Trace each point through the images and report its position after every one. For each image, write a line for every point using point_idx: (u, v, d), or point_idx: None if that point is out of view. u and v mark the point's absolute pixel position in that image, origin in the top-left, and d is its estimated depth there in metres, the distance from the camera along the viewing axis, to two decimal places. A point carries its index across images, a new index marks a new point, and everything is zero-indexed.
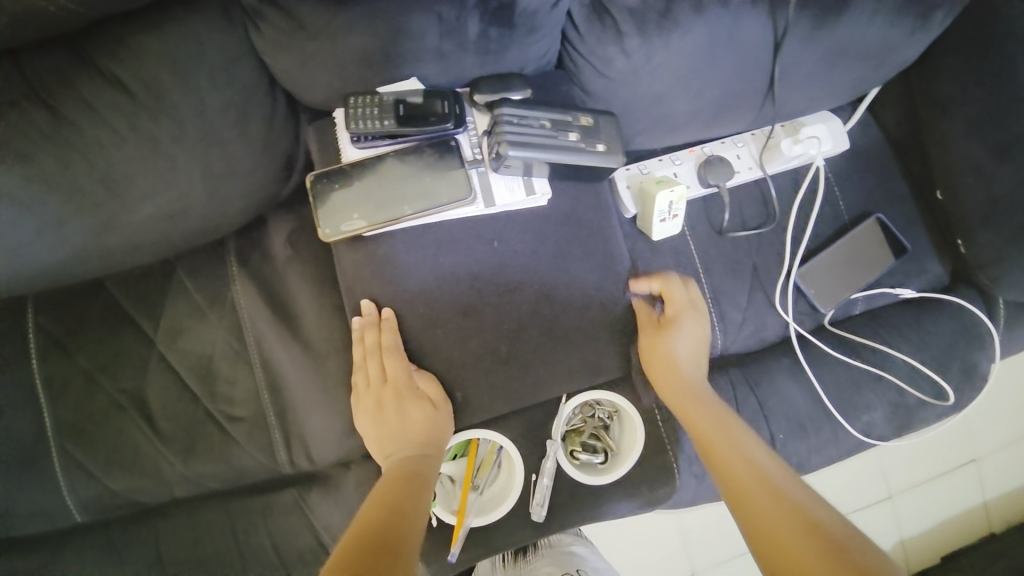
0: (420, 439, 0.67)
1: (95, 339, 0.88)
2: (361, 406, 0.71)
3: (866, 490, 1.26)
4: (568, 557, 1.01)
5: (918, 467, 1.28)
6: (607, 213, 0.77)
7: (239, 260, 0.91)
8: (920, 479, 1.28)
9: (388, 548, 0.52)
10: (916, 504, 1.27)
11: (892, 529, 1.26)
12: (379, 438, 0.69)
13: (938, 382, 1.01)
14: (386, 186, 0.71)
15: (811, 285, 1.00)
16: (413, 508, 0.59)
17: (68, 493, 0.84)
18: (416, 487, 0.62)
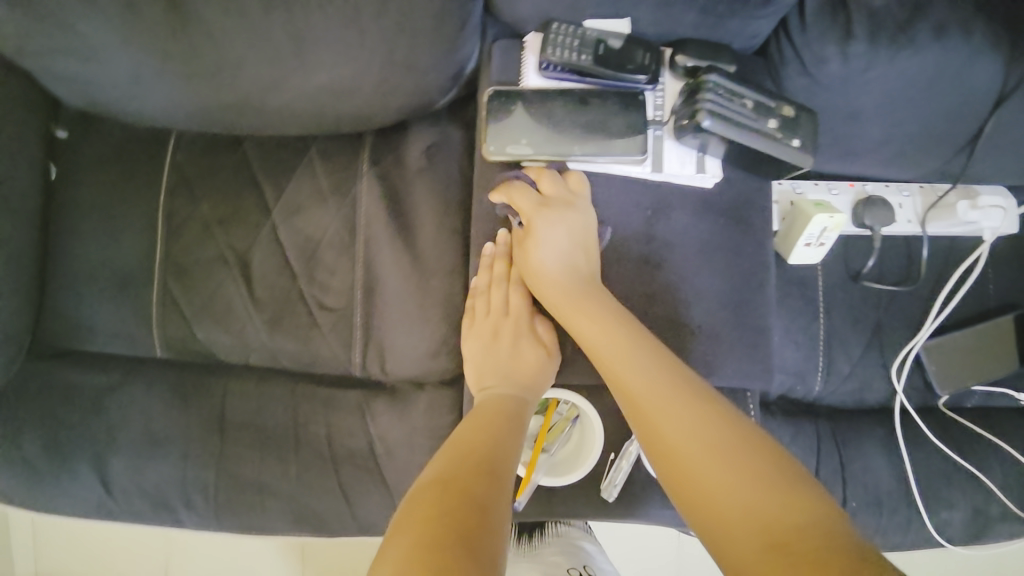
0: (525, 382, 0.67)
1: (221, 191, 0.89)
2: (473, 334, 0.72)
3: None
4: (575, 552, 0.97)
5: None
6: (768, 217, 0.73)
7: (373, 158, 0.90)
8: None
9: (488, 477, 0.53)
10: None
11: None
12: (480, 370, 0.70)
13: None
14: (561, 122, 0.68)
15: (934, 362, 0.93)
16: (510, 444, 0.59)
17: (156, 326, 0.87)
18: (515, 426, 0.62)
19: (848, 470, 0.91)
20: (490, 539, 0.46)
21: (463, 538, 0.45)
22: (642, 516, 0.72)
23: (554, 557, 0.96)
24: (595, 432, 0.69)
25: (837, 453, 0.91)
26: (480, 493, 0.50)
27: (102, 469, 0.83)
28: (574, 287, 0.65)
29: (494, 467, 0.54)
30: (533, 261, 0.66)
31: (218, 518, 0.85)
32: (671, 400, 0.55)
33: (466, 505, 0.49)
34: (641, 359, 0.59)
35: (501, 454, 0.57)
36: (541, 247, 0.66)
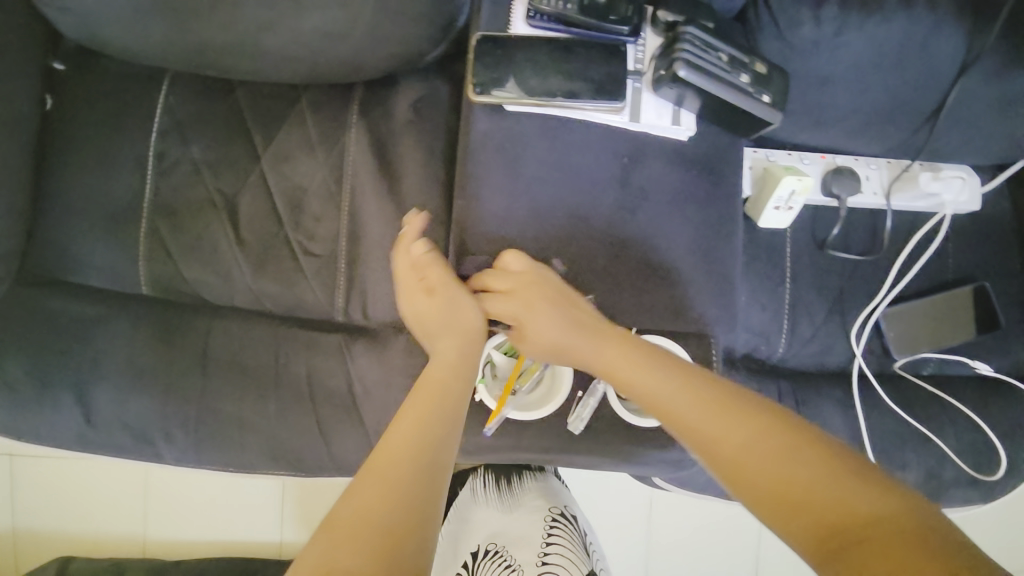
0: (516, 284, 0.67)
1: (211, 136, 0.91)
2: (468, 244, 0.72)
3: None
4: (554, 494, 1.08)
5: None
6: (736, 174, 0.77)
7: (362, 110, 0.93)
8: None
9: (440, 397, 0.59)
10: None
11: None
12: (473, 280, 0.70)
13: (983, 465, 0.98)
14: (544, 69, 0.70)
15: (892, 328, 0.98)
16: (465, 366, 0.63)
17: (142, 264, 0.88)
18: (473, 347, 0.65)
19: None
20: (438, 454, 0.54)
21: (414, 457, 0.52)
22: (607, 453, 0.76)
23: (536, 502, 1.06)
24: (565, 371, 0.73)
25: (797, 411, 0.96)
26: (431, 413, 0.57)
27: (83, 400, 0.84)
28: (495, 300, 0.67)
29: (451, 385, 0.60)
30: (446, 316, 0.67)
31: (198, 452, 0.87)
32: (744, 429, 0.54)
33: (419, 425, 0.55)
34: (549, 323, 0.66)
35: (457, 375, 0.62)
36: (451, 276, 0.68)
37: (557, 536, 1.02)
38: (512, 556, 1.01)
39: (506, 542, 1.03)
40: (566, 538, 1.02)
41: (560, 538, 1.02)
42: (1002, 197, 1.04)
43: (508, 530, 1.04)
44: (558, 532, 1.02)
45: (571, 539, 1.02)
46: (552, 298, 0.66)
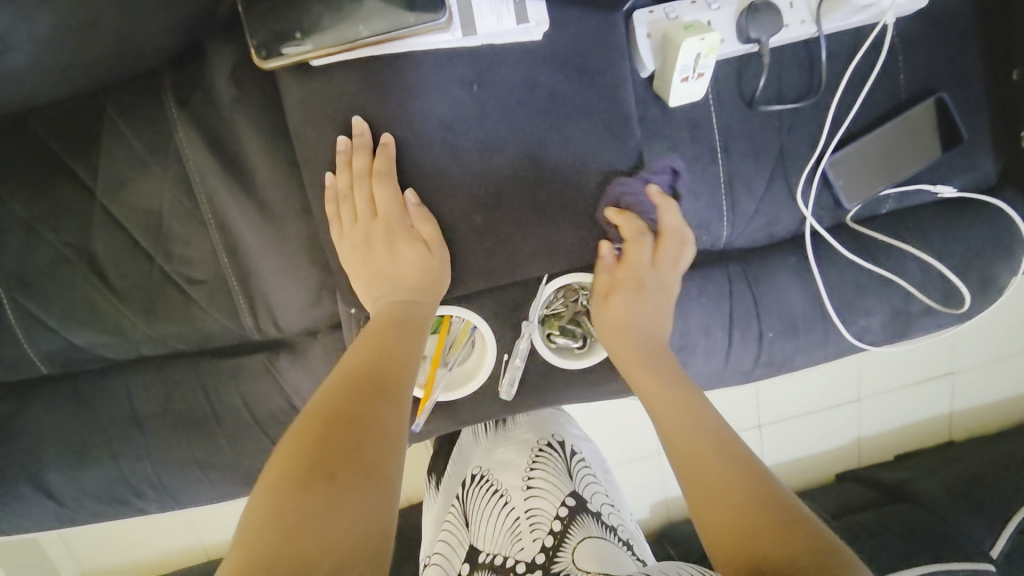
0: (428, 285, 0.62)
1: (26, 184, 0.78)
2: (346, 248, 0.62)
3: (836, 392, 1.27)
4: (544, 424, 1.01)
5: (895, 371, 1.27)
6: (615, 62, 0.63)
7: (179, 100, 0.76)
8: (891, 387, 1.28)
9: (411, 337, 0.59)
10: (883, 408, 1.30)
11: (853, 430, 1.30)
12: (368, 283, 0.62)
13: (951, 290, 0.94)
14: (335, 0, 0.55)
15: (841, 175, 0.88)
16: (428, 306, 0.62)
17: (27, 345, 0.82)
18: (436, 294, 0.63)
19: (763, 305, 0.92)
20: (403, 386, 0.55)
21: (381, 381, 0.53)
22: (551, 404, 0.74)
23: (522, 434, 0.98)
24: (489, 339, 0.68)
25: (751, 292, 0.91)
26: (399, 351, 0.57)
27: (39, 486, 0.84)
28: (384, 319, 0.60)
29: (414, 327, 0.60)
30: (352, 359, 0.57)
31: (173, 500, 0.88)
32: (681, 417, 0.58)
33: (385, 358, 0.56)
34: (420, 309, 0.62)
35: (424, 317, 0.62)
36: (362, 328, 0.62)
37: (542, 464, 0.92)
38: (499, 479, 0.91)
39: (493, 468, 0.94)
40: (551, 466, 0.92)
41: (546, 466, 0.92)
42: None
43: (493, 456, 0.95)
44: (543, 461, 0.93)
45: (557, 467, 0.92)
46: (415, 281, 0.62)
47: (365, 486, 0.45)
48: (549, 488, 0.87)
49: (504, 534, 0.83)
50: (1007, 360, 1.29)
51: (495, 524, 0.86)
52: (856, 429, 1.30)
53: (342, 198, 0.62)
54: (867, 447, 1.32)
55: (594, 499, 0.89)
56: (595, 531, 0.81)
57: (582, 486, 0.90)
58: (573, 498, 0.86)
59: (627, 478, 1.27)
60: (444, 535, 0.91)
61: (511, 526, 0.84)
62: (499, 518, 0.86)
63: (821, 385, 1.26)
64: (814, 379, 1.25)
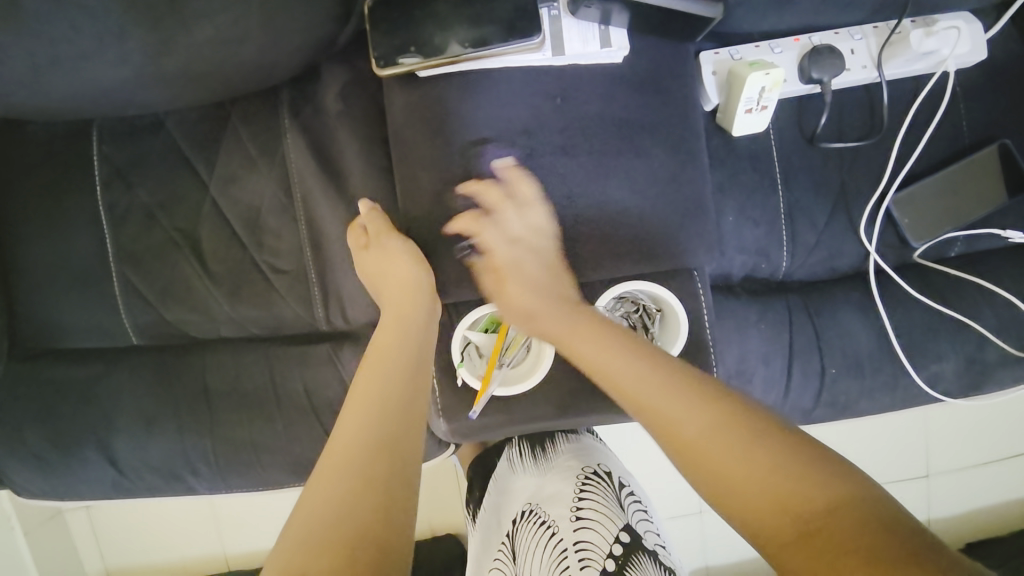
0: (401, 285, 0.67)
1: (155, 175, 0.89)
2: (390, 251, 0.68)
3: (905, 463, 1.18)
4: (586, 452, 0.96)
5: (971, 440, 1.18)
6: (686, 86, 0.69)
7: (292, 111, 0.88)
8: (962, 457, 1.18)
9: (395, 328, 0.63)
10: (956, 486, 1.19)
11: (921, 505, 1.19)
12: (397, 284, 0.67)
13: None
14: (447, 23, 0.64)
15: (906, 214, 0.88)
16: (424, 310, 0.65)
17: (125, 315, 0.90)
18: (423, 307, 0.65)
19: (824, 339, 0.90)
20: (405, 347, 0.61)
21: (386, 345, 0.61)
22: (606, 412, 0.74)
23: (567, 463, 0.94)
24: (548, 342, 0.69)
25: (811, 324, 0.90)
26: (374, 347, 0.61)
27: (106, 452, 0.89)
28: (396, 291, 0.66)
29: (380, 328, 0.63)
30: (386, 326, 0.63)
31: (225, 480, 0.90)
32: (659, 385, 0.54)
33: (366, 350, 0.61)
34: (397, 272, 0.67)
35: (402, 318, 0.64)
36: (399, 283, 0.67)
37: (592, 493, 0.87)
38: (546, 512, 0.87)
39: (541, 499, 0.90)
40: (600, 494, 0.87)
41: (595, 493, 0.88)
42: (1014, 37, 0.90)
43: (541, 490, 0.91)
44: (592, 488, 0.88)
45: (606, 495, 0.87)
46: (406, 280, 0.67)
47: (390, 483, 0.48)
48: (600, 519, 0.83)
49: (550, 569, 0.80)
50: None
51: (545, 562, 0.82)
52: (924, 505, 1.19)
53: (431, 194, 0.68)
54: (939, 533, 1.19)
55: (647, 535, 0.84)
56: (650, 574, 0.77)
57: (633, 519, 0.85)
58: (627, 533, 0.81)
59: (666, 522, 1.21)
60: (497, 556, 0.91)
61: (560, 562, 0.81)
62: (546, 550, 0.83)
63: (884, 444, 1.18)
64: (880, 440, 1.18)
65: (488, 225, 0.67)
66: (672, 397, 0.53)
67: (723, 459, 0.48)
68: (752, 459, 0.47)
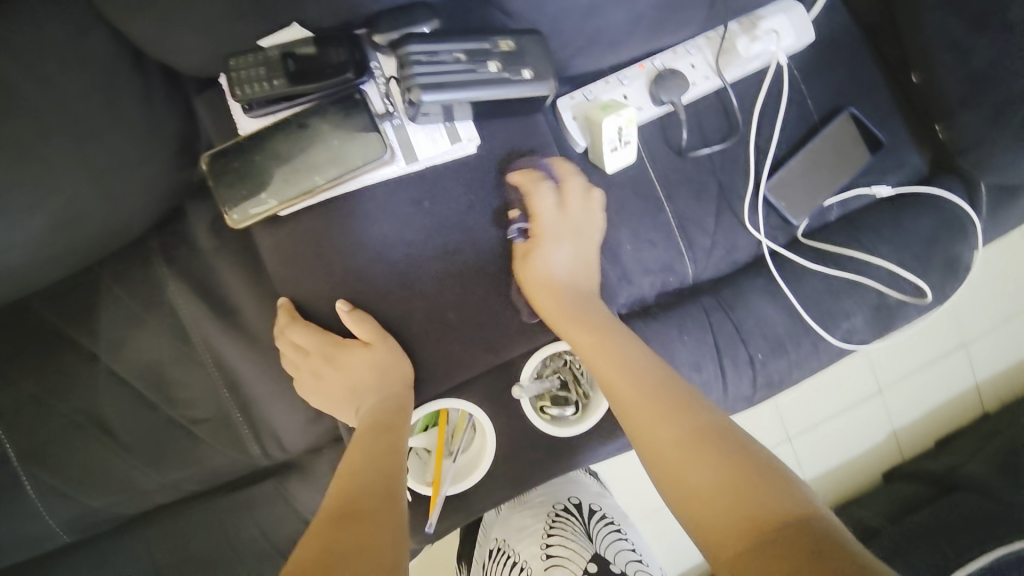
0: (374, 380, 0.65)
1: (38, 363, 0.82)
2: (356, 364, 0.65)
3: (858, 390, 1.46)
4: (557, 487, 0.98)
5: (905, 355, 1.47)
6: (545, 152, 0.71)
7: (166, 259, 0.83)
8: (903, 371, 1.48)
9: (375, 445, 0.60)
10: (903, 394, 1.48)
11: (884, 419, 1.48)
12: (379, 404, 0.64)
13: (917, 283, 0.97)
14: (292, 161, 0.63)
15: (781, 198, 0.95)
16: (394, 444, 0.61)
17: (47, 515, 0.82)
18: (404, 419, 0.63)
19: (745, 329, 0.95)
20: (387, 436, 0.61)
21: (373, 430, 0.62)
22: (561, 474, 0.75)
23: (537, 499, 0.95)
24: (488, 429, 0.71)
25: (729, 319, 0.94)
26: (335, 498, 0.54)
27: None
28: (370, 393, 0.65)
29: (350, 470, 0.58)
30: (360, 439, 0.61)
31: None
32: (646, 404, 0.59)
33: (332, 504, 0.54)
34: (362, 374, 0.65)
35: (378, 454, 0.59)
36: (366, 382, 0.65)
37: (561, 529, 0.89)
38: (516, 551, 0.89)
39: (511, 537, 0.91)
40: (570, 531, 0.90)
41: (564, 530, 0.90)
42: (831, 13, 0.97)
43: (511, 527, 0.93)
44: (561, 525, 0.90)
45: (575, 532, 0.90)
46: (375, 376, 0.65)
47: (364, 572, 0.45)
48: (568, 556, 0.85)
49: None
50: (1003, 323, 1.50)
51: None
52: (887, 420, 1.48)
53: (328, 324, 0.67)
54: (905, 439, 1.49)
55: (618, 562, 0.86)
56: None
57: (603, 548, 0.88)
58: (594, 563, 0.84)
59: None
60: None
61: None
62: None
63: (832, 389, 1.45)
64: (843, 380, 1.46)
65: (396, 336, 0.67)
66: (639, 401, 0.60)
67: (663, 436, 0.56)
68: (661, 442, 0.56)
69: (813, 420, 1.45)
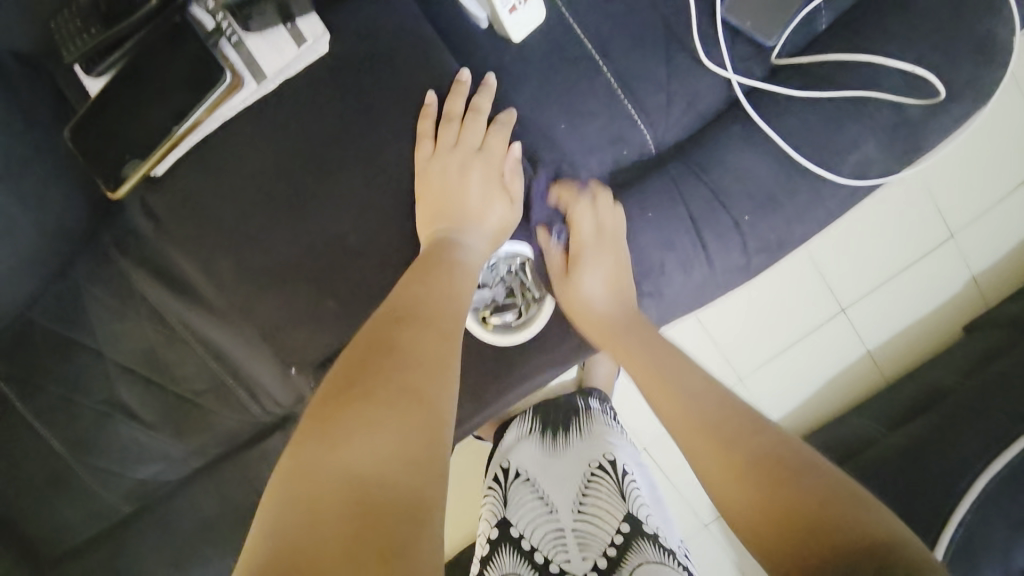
0: (438, 257, 0.57)
1: (55, 368, 0.90)
2: (484, 191, 0.60)
3: (924, 233, 1.17)
4: (594, 441, 0.84)
5: (973, 183, 1.17)
6: (414, 35, 0.62)
7: (120, 251, 0.86)
8: (975, 205, 1.17)
9: (415, 331, 0.50)
10: (982, 234, 1.18)
11: (959, 266, 1.18)
12: (419, 293, 0.53)
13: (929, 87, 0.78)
14: (143, 112, 0.59)
15: (745, 17, 0.77)
16: (430, 342, 0.49)
17: (105, 491, 0.94)
18: (451, 309, 0.54)
19: (724, 191, 0.80)
20: (418, 323, 0.51)
21: (402, 314, 0.51)
22: (522, 387, 0.72)
23: (572, 455, 0.83)
24: None
25: (703, 183, 0.80)
26: (333, 387, 0.46)
27: None
28: (442, 266, 0.56)
29: (332, 423, 0.42)
30: (403, 326, 0.50)
31: None
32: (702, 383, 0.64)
33: (331, 475, 0.39)
34: (455, 252, 0.58)
35: (420, 376, 0.46)
36: (439, 254, 0.57)
37: (595, 490, 0.76)
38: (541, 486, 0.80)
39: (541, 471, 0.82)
40: (605, 492, 0.77)
41: (599, 492, 0.76)
42: None
43: (539, 459, 0.84)
44: (596, 486, 0.77)
45: (610, 495, 0.76)
46: (443, 255, 0.57)
47: (412, 484, 0.40)
48: (601, 516, 0.74)
49: (534, 532, 0.75)
50: None
51: (530, 521, 0.76)
52: (964, 266, 1.18)
53: (240, 278, 0.64)
54: (990, 286, 1.19)
55: (647, 522, 0.73)
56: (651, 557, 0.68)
57: (634, 508, 0.75)
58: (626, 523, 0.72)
59: None
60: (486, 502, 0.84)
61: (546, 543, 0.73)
62: (531, 517, 0.76)
63: (897, 236, 1.17)
64: (904, 223, 1.17)
65: (310, 275, 0.64)
66: (710, 394, 0.62)
67: (741, 445, 0.55)
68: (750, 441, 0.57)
69: (875, 282, 1.18)
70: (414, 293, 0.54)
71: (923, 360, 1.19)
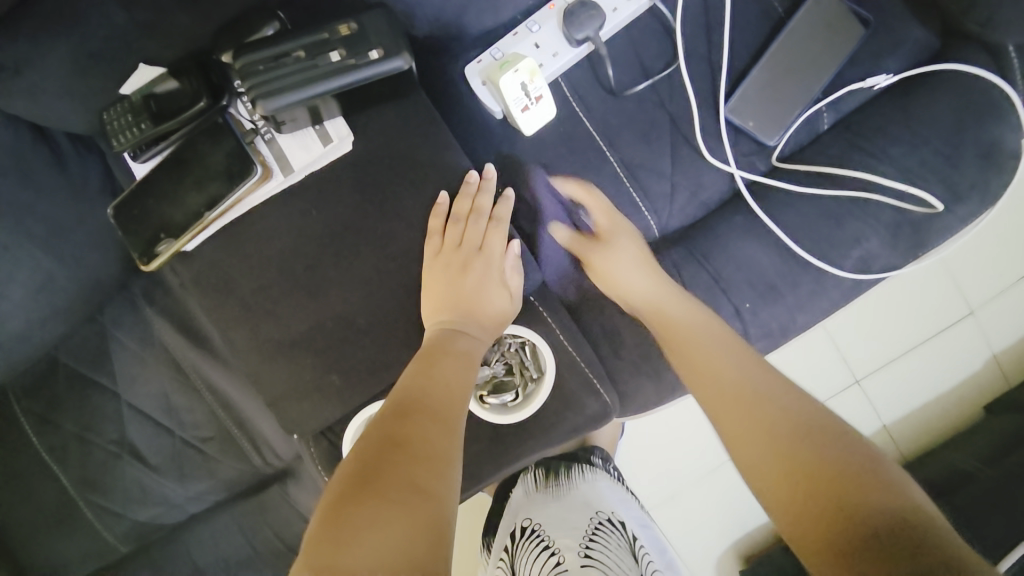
0: (448, 350, 0.60)
1: (75, 407, 0.93)
2: (485, 285, 0.64)
3: (941, 310, 1.14)
4: (597, 495, 0.80)
5: (996, 264, 1.14)
6: (433, 132, 0.68)
7: (149, 300, 0.92)
8: (995, 284, 1.14)
9: (426, 426, 0.51)
10: (1004, 313, 1.14)
11: (980, 346, 1.14)
12: (428, 385, 0.55)
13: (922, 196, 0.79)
14: (179, 197, 0.64)
15: (748, 117, 0.81)
16: (435, 436, 0.50)
17: (105, 531, 0.95)
18: (459, 403, 0.55)
19: (725, 278, 0.82)
20: (426, 417, 0.52)
21: (411, 408, 0.52)
22: (512, 466, 0.72)
23: (575, 503, 0.77)
24: None
25: (705, 269, 0.82)
26: (341, 483, 0.46)
27: None
28: (452, 362, 0.58)
29: (336, 524, 0.42)
30: (414, 418, 0.51)
31: None
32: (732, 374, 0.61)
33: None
34: (460, 343, 0.61)
35: (424, 476, 0.46)
36: (445, 349, 0.60)
37: (605, 540, 0.70)
38: (548, 534, 0.72)
39: (546, 519, 0.75)
40: (614, 545, 0.70)
41: (607, 543, 0.70)
42: None
43: (546, 510, 0.77)
44: (604, 537, 0.71)
45: (618, 548, 0.69)
46: (453, 349, 0.60)
47: None
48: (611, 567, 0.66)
49: None
50: None
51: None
52: (986, 346, 1.14)
53: (250, 348, 0.67)
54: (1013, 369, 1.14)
55: None
56: None
57: (648, 571, 0.68)
58: None
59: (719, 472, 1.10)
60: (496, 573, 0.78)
61: None
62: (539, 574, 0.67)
63: (914, 312, 1.14)
64: (922, 300, 1.14)
65: (317, 352, 0.67)
66: (761, 388, 0.58)
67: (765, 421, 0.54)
68: (768, 415, 0.55)
69: (890, 357, 1.14)
70: (426, 385, 0.55)
71: (945, 440, 1.13)
